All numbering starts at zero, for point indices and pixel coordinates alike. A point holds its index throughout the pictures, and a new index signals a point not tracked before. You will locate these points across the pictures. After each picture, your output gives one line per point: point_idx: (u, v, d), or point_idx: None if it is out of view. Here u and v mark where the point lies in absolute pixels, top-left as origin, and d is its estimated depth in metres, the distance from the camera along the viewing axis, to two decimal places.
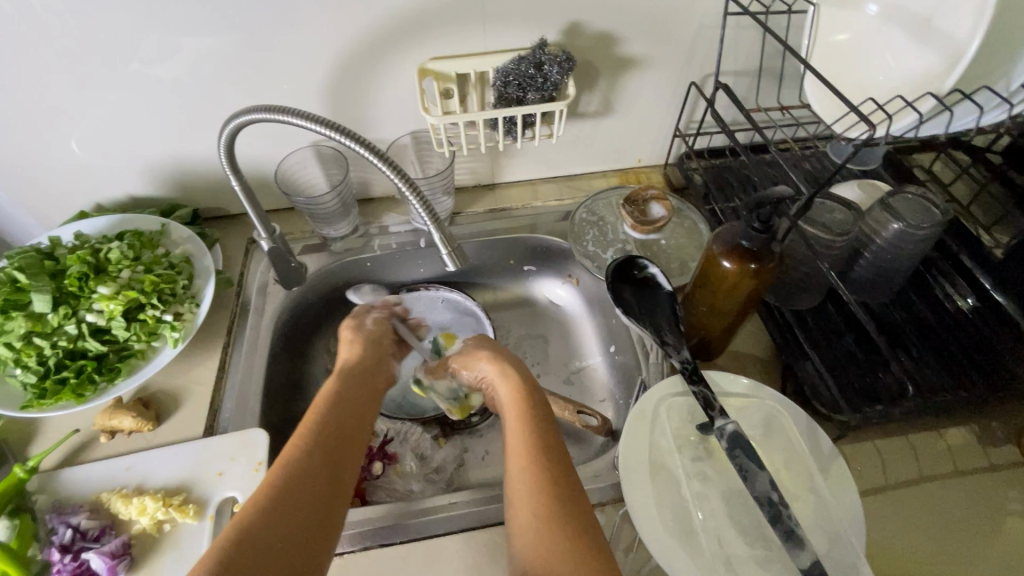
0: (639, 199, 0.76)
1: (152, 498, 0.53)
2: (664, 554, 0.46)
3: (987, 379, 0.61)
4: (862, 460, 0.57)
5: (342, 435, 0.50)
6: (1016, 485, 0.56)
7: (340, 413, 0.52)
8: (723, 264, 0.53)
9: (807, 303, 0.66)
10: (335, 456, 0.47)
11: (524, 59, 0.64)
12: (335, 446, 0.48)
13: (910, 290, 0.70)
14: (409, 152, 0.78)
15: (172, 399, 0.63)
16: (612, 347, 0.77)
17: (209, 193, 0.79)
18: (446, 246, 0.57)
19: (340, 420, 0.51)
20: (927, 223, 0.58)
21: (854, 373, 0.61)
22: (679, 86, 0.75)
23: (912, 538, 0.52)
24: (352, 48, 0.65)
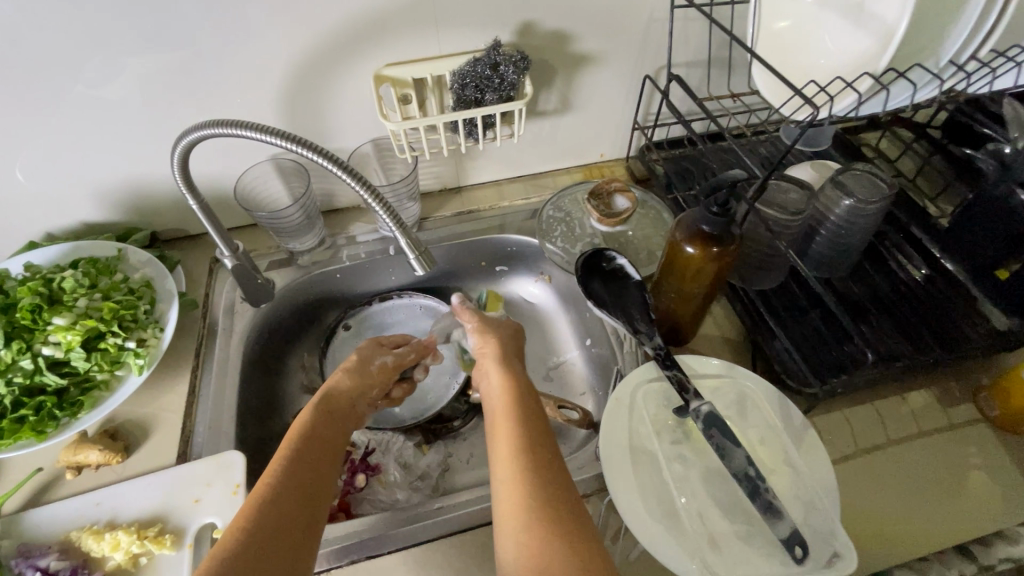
0: (603, 192, 0.77)
1: (125, 532, 0.51)
2: (650, 539, 0.47)
3: (941, 341, 0.64)
4: (832, 430, 0.59)
5: (305, 454, 0.47)
6: (976, 441, 0.59)
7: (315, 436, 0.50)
8: (686, 249, 0.54)
9: (771, 282, 0.68)
10: (305, 478, 0.45)
11: (480, 61, 0.64)
12: (304, 468, 0.46)
13: (866, 262, 0.73)
14: (371, 160, 0.78)
15: (141, 429, 0.61)
16: (587, 341, 0.78)
17: (167, 214, 0.76)
18: (413, 250, 0.57)
19: (313, 441, 0.49)
20: (875, 197, 0.60)
21: (820, 347, 0.63)
22: (634, 80, 0.77)
23: (883, 500, 0.54)
24: (304, 58, 0.64)
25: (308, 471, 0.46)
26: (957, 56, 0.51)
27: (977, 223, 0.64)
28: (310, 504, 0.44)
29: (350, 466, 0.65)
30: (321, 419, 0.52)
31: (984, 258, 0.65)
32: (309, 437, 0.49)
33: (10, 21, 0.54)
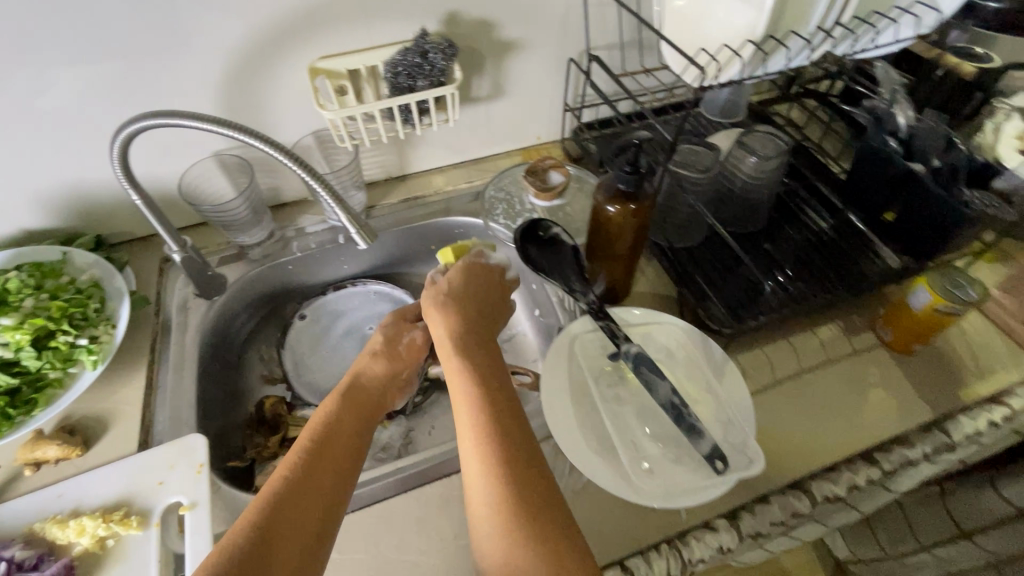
0: (538, 168, 0.82)
1: (90, 517, 0.52)
2: (589, 467, 0.52)
3: (846, 279, 0.71)
4: (753, 365, 0.66)
5: (318, 454, 0.48)
6: (876, 363, 0.67)
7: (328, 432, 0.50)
8: (609, 208, 0.60)
9: (692, 240, 0.74)
10: (313, 479, 0.46)
11: (409, 50, 0.68)
12: (313, 469, 0.47)
13: (779, 219, 0.80)
14: (315, 152, 0.80)
15: (99, 424, 0.62)
16: (536, 311, 0.82)
17: (112, 218, 0.77)
18: (355, 225, 0.62)
19: (322, 438, 0.50)
20: (772, 152, 0.69)
21: (738, 293, 0.70)
22: (560, 64, 0.82)
23: (798, 420, 0.61)
24: (237, 55, 0.67)
25: (320, 472, 0.47)
26: (822, 22, 0.58)
27: (862, 172, 0.72)
28: (314, 506, 0.44)
29: None
30: (336, 416, 0.53)
31: (875, 203, 0.73)
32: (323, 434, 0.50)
33: None
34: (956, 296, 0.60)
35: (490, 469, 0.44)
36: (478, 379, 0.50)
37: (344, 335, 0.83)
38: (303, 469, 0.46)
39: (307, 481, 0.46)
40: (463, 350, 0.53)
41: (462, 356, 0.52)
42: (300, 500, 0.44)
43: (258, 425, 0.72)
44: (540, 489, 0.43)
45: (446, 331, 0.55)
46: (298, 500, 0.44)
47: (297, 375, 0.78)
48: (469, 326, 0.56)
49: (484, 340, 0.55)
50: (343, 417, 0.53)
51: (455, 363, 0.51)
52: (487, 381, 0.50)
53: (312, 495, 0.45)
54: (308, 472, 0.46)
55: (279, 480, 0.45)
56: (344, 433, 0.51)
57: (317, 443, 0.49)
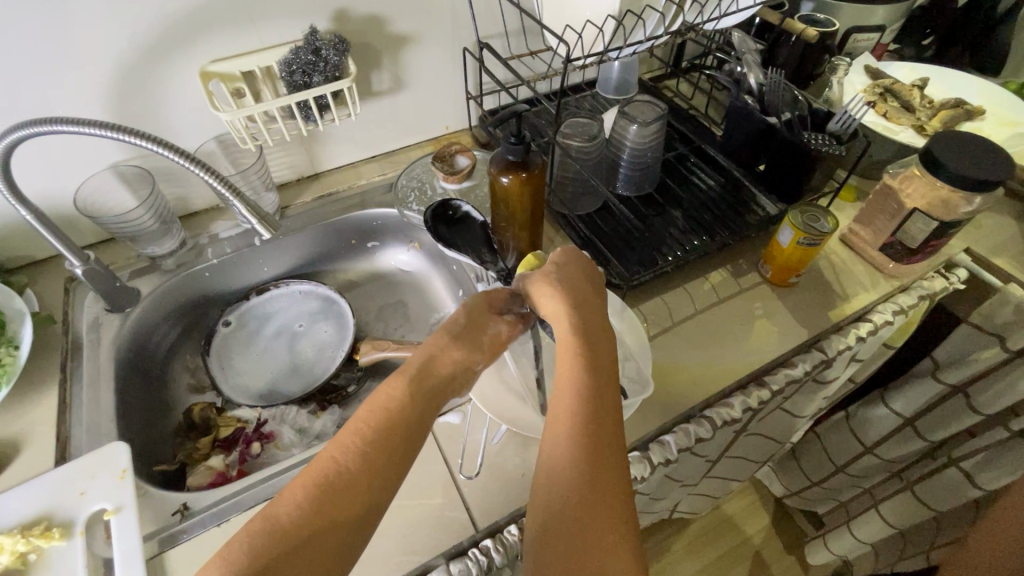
0: (446, 154, 0.86)
1: (8, 535, 0.52)
2: None
3: (729, 226, 0.79)
4: (654, 312, 0.72)
5: (391, 431, 0.39)
6: (760, 298, 0.74)
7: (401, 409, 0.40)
8: (502, 179, 0.64)
9: (591, 206, 0.80)
10: (384, 454, 0.38)
11: (301, 48, 0.70)
12: (385, 447, 0.38)
13: (670, 180, 0.86)
14: (219, 157, 0.80)
15: (11, 446, 0.60)
16: (460, 291, 0.86)
17: (7, 242, 0.74)
18: (256, 219, 0.64)
19: (391, 417, 0.40)
20: (650, 119, 0.75)
21: (632, 249, 0.76)
22: (455, 55, 0.86)
23: (692, 355, 0.68)
24: (121, 63, 0.66)
25: (390, 453, 0.38)
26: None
27: (733, 129, 0.81)
28: (373, 491, 0.37)
29: (244, 438, 0.69)
30: (431, 384, 0.43)
31: (751, 156, 0.82)
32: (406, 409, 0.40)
33: None
34: (812, 227, 0.68)
35: (583, 476, 0.40)
36: (596, 377, 0.43)
37: (272, 337, 0.84)
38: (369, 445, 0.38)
39: (378, 459, 0.38)
40: (582, 334, 0.46)
41: (582, 348, 0.44)
42: (365, 475, 0.37)
43: (187, 431, 0.71)
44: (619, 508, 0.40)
45: (564, 308, 0.47)
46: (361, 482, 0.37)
47: (225, 380, 0.78)
48: (589, 311, 0.48)
49: (606, 332, 0.48)
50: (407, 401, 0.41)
51: (575, 350, 0.44)
52: (602, 380, 0.43)
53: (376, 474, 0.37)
54: (378, 450, 0.38)
55: (346, 454, 0.38)
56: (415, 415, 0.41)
57: (389, 420, 0.39)
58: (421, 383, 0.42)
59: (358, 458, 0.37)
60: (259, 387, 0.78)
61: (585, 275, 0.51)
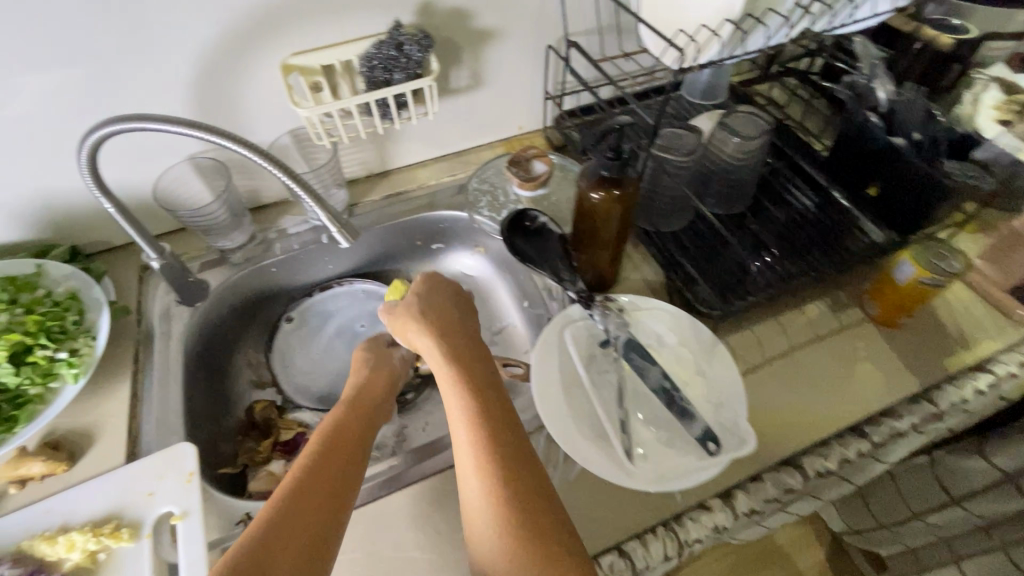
0: (522, 159, 0.81)
1: (80, 532, 0.52)
2: (584, 453, 0.52)
3: (831, 257, 0.71)
4: (742, 346, 0.66)
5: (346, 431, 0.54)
6: (863, 338, 0.66)
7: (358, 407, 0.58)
8: (593, 196, 0.59)
9: (678, 224, 0.74)
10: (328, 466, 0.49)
11: (384, 42, 0.67)
12: (334, 454, 0.50)
13: (764, 198, 0.79)
14: (292, 152, 0.79)
15: (85, 437, 0.60)
16: (525, 302, 0.82)
17: (87, 228, 0.75)
18: (334, 225, 0.62)
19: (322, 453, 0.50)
20: (755, 133, 0.68)
21: (723, 274, 0.70)
22: (538, 52, 0.81)
23: (786, 398, 0.61)
24: (206, 55, 0.65)
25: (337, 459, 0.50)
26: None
27: (848, 146, 0.72)
28: (320, 514, 0.45)
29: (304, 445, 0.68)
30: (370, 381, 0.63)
31: (858, 178, 0.74)
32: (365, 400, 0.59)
33: None
34: (939, 266, 0.62)
35: (494, 479, 0.46)
36: (470, 389, 0.52)
37: (335, 335, 0.82)
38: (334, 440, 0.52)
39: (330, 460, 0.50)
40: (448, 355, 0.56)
41: (450, 367, 0.54)
42: (310, 506, 0.45)
43: (249, 430, 0.71)
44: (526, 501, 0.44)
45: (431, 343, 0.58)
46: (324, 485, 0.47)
47: (289, 380, 0.78)
48: (458, 338, 0.59)
49: (472, 349, 0.58)
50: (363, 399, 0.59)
51: (448, 370, 0.54)
52: (483, 396, 0.52)
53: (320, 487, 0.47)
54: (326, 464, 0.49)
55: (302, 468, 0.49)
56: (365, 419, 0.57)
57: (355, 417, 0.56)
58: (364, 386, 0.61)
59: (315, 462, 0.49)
60: (321, 387, 0.77)
61: (441, 301, 0.63)
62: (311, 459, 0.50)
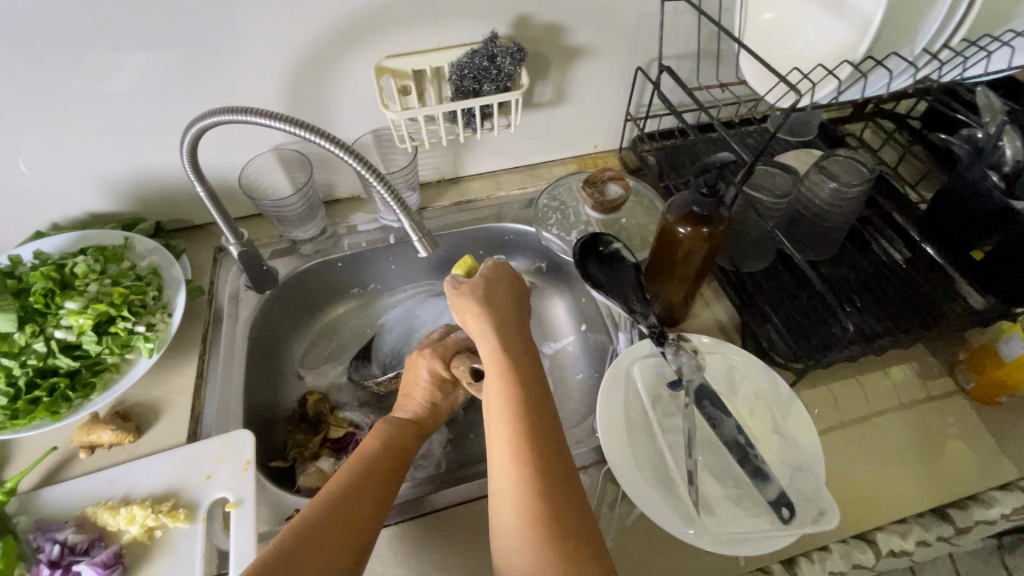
0: (598, 180, 0.79)
1: (140, 506, 0.53)
2: (645, 500, 0.50)
3: (920, 318, 0.65)
4: (818, 403, 0.62)
5: (370, 469, 0.52)
6: (953, 411, 0.62)
7: (394, 437, 0.57)
8: (679, 231, 0.57)
9: (758, 264, 0.71)
10: (350, 503, 0.48)
11: (477, 52, 0.66)
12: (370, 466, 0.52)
13: (851, 245, 0.75)
14: (372, 151, 0.80)
15: (151, 410, 0.62)
16: (583, 325, 0.79)
17: (172, 205, 0.78)
18: (417, 233, 0.57)
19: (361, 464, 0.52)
20: (856, 182, 0.64)
21: (806, 325, 0.65)
22: (626, 73, 0.79)
23: (865, 468, 0.57)
24: (304, 51, 0.66)
25: (363, 498, 0.49)
26: (929, 45, 0.55)
27: (956, 204, 0.66)
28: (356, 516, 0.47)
29: None
30: (416, 413, 0.61)
31: (960, 237, 0.68)
32: (398, 429, 0.58)
33: (22, 13, 0.55)
34: None
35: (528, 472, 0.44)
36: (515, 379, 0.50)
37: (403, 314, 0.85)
38: (356, 476, 0.50)
39: (353, 497, 0.48)
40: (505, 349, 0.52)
41: (499, 369, 0.51)
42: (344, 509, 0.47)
43: (299, 422, 0.70)
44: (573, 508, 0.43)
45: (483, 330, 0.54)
46: (352, 506, 0.48)
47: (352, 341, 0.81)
48: (509, 335, 0.54)
49: (526, 344, 0.54)
50: (399, 429, 0.58)
51: (496, 359, 0.51)
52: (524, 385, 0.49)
53: (346, 524, 0.46)
54: (343, 505, 0.47)
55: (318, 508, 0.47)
56: (404, 436, 0.57)
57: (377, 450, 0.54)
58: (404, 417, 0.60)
59: (333, 503, 0.47)
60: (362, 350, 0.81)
61: (500, 287, 0.59)
62: (330, 498, 0.48)
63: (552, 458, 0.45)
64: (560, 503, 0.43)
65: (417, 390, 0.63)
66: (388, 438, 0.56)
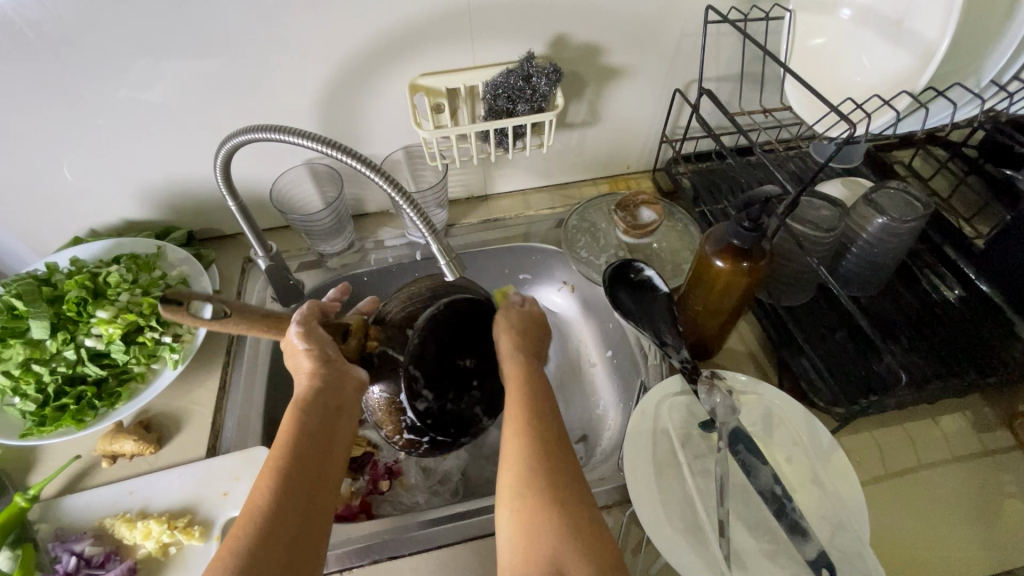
0: (629, 204, 0.77)
1: (156, 521, 0.52)
2: (671, 549, 0.47)
3: (974, 365, 0.61)
4: (861, 450, 0.58)
5: (291, 482, 0.42)
6: (1011, 469, 0.57)
7: (308, 425, 0.45)
8: (717, 263, 0.54)
9: (798, 299, 0.67)
10: (278, 530, 0.40)
11: (513, 72, 0.65)
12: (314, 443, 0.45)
13: (897, 282, 0.70)
14: (402, 167, 0.80)
15: (173, 421, 0.63)
16: (608, 352, 0.76)
17: (204, 215, 0.80)
18: (445, 256, 0.54)
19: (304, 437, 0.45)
20: (909, 216, 0.60)
21: (849, 365, 0.62)
22: (663, 94, 0.77)
23: (912, 526, 0.53)
24: (340, 67, 0.66)
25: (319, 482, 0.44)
26: (997, 76, 0.52)
27: (1017, 247, 0.61)
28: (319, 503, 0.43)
29: (372, 468, 0.66)
30: (324, 385, 0.47)
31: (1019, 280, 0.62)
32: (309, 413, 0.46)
33: (72, 28, 0.56)
34: None
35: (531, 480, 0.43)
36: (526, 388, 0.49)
37: None
38: (278, 492, 0.42)
39: (281, 519, 0.40)
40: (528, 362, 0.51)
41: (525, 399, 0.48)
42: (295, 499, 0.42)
43: None
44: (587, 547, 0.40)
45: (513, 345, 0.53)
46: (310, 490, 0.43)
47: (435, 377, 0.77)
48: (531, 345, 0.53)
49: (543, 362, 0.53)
50: (319, 394, 0.47)
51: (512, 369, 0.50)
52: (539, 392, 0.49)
53: (281, 558, 0.39)
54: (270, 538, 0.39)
55: (239, 541, 0.39)
56: (325, 419, 0.46)
57: (294, 451, 0.44)
58: (314, 387, 0.47)
59: (253, 534, 0.39)
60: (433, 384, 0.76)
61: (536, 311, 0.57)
62: (253, 528, 0.39)
63: (567, 495, 0.42)
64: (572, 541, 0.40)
65: (301, 358, 0.48)
66: (302, 429, 0.45)
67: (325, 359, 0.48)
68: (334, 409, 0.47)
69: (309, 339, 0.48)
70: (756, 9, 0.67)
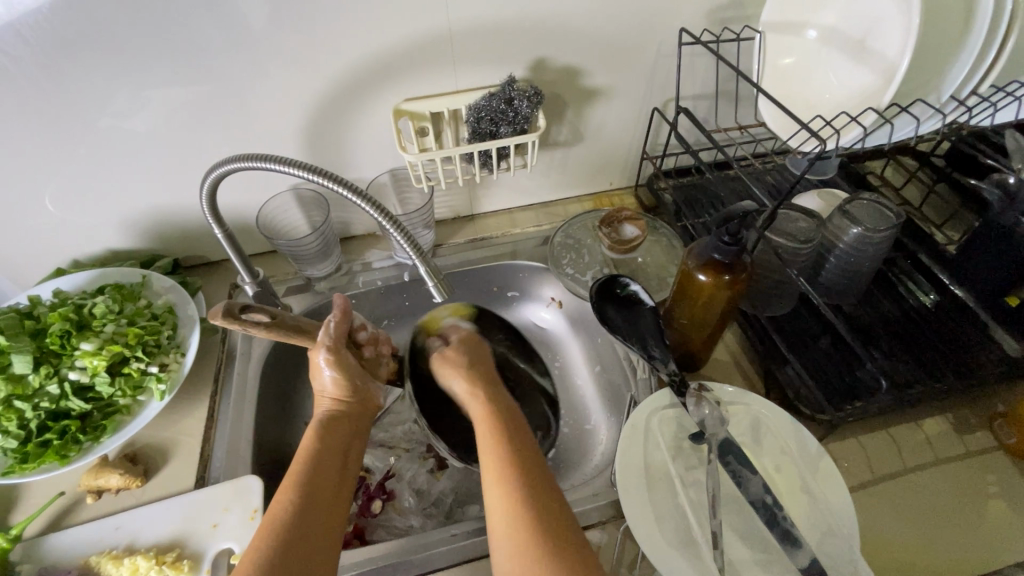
0: (615, 220, 0.78)
1: (144, 556, 0.52)
2: (665, 562, 0.47)
3: (953, 368, 0.62)
4: (848, 456, 0.59)
5: (302, 516, 0.43)
6: (993, 469, 0.58)
7: (320, 464, 0.47)
8: (699, 277, 0.55)
9: (781, 308, 0.69)
10: (304, 526, 0.42)
11: (495, 96, 0.66)
12: (332, 454, 0.49)
13: (876, 288, 0.72)
14: (389, 189, 0.81)
15: (160, 453, 0.62)
16: (598, 366, 0.77)
17: (190, 243, 0.80)
18: (432, 278, 0.54)
19: (328, 447, 0.49)
20: (882, 226, 0.62)
21: (832, 373, 0.63)
22: (643, 113, 0.79)
23: (900, 531, 0.54)
24: (325, 94, 0.67)
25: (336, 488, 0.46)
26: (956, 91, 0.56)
27: (990, 252, 0.62)
28: (333, 506, 0.45)
29: (366, 492, 0.65)
30: (345, 411, 0.53)
31: (992, 284, 0.64)
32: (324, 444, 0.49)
33: (55, 62, 0.57)
34: None
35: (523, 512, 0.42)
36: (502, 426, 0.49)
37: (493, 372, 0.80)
38: (283, 538, 0.41)
39: (305, 519, 0.43)
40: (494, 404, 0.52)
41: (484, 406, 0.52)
42: (319, 504, 0.44)
43: None
44: (546, 465, 0.46)
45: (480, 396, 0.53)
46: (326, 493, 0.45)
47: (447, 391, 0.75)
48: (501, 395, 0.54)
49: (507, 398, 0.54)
50: (337, 421, 0.52)
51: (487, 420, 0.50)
52: (509, 428, 0.49)
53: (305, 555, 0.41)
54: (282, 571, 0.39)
55: (268, 534, 0.41)
56: (337, 457, 0.49)
57: (300, 497, 0.44)
58: (330, 418, 0.52)
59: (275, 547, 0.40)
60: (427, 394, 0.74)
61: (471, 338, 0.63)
62: (271, 543, 0.40)
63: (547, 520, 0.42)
64: (535, 497, 0.43)
65: (328, 385, 0.54)
66: (310, 470, 0.46)
67: (349, 392, 0.54)
68: (352, 437, 0.52)
69: (334, 368, 0.54)
70: (727, 31, 0.70)
